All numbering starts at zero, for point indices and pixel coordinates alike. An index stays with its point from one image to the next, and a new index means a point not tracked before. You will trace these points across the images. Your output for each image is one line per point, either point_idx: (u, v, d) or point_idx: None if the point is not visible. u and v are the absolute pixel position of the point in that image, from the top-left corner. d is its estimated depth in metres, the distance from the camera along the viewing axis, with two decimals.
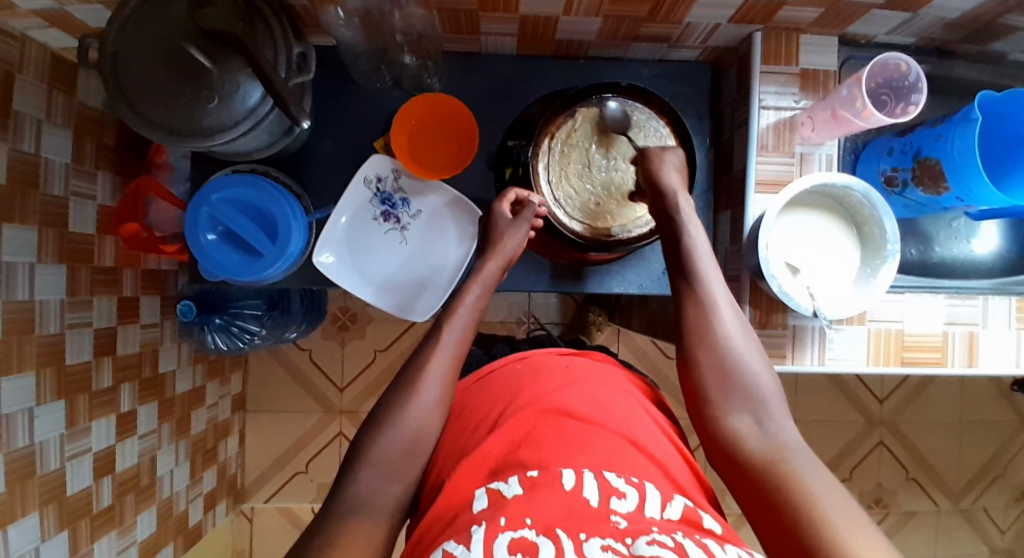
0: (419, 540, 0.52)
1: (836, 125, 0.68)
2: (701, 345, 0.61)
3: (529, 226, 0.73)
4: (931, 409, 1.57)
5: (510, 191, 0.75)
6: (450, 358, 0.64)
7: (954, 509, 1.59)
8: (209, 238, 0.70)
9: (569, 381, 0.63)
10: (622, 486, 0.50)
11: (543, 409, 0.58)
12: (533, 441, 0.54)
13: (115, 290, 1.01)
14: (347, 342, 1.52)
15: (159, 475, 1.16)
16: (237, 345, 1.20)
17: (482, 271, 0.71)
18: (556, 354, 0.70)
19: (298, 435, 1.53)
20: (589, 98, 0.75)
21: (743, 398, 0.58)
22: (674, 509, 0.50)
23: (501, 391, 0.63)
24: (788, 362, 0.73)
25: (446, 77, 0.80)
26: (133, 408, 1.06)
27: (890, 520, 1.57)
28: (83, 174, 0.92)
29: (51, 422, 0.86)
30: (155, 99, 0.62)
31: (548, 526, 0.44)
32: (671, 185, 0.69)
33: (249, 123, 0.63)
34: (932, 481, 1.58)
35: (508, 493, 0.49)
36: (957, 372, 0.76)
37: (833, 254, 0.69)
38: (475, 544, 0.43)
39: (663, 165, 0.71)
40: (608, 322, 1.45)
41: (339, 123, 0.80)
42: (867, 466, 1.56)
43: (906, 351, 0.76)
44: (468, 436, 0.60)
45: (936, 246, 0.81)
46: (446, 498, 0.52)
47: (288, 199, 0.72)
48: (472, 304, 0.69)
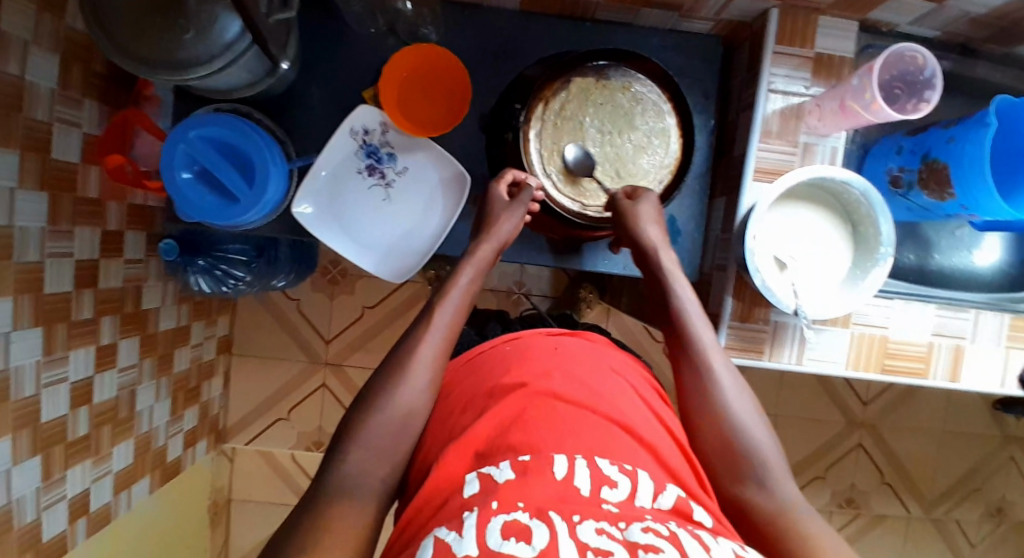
0: (404, 527, 0.51)
1: (843, 117, 0.65)
2: (703, 418, 0.59)
3: (526, 209, 0.69)
4: (914, 416, 1.56)
5: (507, 171, 0.71)
6: (440, 339, 0.63)
7: (926, 517, 1.59)
8: (185, 177, 0.68)
9: (559, 364, 0.61)
10: (614, 474, 0.48)
11: (532, 390, 0.56)
12: (522, 423, 0.52)
13: (99, 223, 1.00)
14: (336, 295, 1.52)
15: (138, 409, 1.17)
16: (220, 290, 1.19)
17: (476, 253, 0.68)
18: (547, 335, 0.69)
19: (282, 383, 1.54)
20: (587, 65, 0.71)
21: (747, 463, 0.55)
22: (667, 498, 0.48)
23: (490, 369, 0.62)
24: (763, 359, 0.71)
25: (444, 30, 0.77)
26: (113, 341, 1.06)
27: (859, 521, 1.58)
28: (69, 101, 0.90)
29: (27, 349, 0.86)
30: (130, 28, 0.59)
31: (540, 508, 0.42)
32: (652, 240, 0.68)
33: (226, 58, 0.60)
34: (908, 487, 1.58)
35: (499, 478, 0.47)
36: (937, 385, 0.74)
37: (825, 253, 0.66)
38: (467, 531, 0.41)
39: (640, 219, 0.68)
40: (599, 300, 1.43)
41: (328, 69, 0.77)
42: (844, 466, 1.56)
43: (888, 358, 0.74)
44: (456, 419, 0.58)
45: (936, 254, 0.79)
46: (433, 482, 0.51)
47: (270, 143, 0.70)
48: (465, 286, 0.67)
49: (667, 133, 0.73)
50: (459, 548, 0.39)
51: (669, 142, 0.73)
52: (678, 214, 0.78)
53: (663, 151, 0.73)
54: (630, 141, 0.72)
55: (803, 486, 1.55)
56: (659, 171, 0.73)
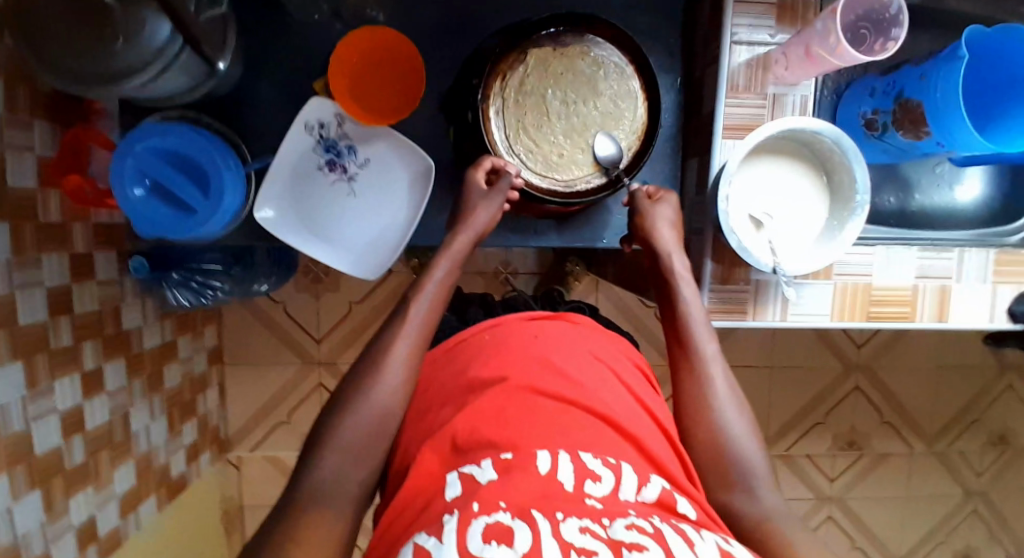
0: (386, 530, 0.50)
1: (810, 64, 0.63)
2: (697, 423, 0.59)
3: (504, 198, 0.67)
4: (910, 355, 1.57)
5: (486, 157, 0.68)
6: (417, 336, 0.61)
7: (928, 451, 1.62)
8: (138, 193, 0.65)
9: (542, 354, 0.60)
10: (598, 468, 0.47)
11: (511, 385, 0.55)
12: (501, 419, 0.52)
13: (65, 247, 0.97)
14: (322, 294, 1.50)
15: (134, 430, 1.16)
16: (200, 302, 1.16)
17: (451, 246, 0.66)
18: (528, 320, 0.68)
19: (279, 387, 1.53)
20: (542, 34, 0.68)
21: (736, 471, 0.56)
22: (651, 490, 0.48)
23: (469, 359, 0.62)
24: (748, 318, 0.70)
25: (392, 11, 0.73)
26: (98, 365, 1.05)
27: (863, 462, 1.60)
28: (19, 125, 0.86)
29: (10, 385, 0.84)
30: (60, 39, 0.55)
31: (522, 507, 0.42)
32: (668, 243, 0.69)
33: (160, 64, 0.57)
34: (909, 425, 1.60)
35: (481, 478, 0.46)
36: (926, 326, 0.74)
37: (801, 207, 0.64)
38: (448, 535, 0.39)
39: (656, 221, 0.70)
40: (586, 272, 1.42)
41: (276, 65, 0.74)
42: (843, 411, 1.57)
43: (874, 305, 0.73)
44: (433, 415, 0.58)
45: (917, 194, 0.78)
46: (414, 482, 0.51)
47: (222, 148, 0.67)
48: (440, 280, 0.65)
49: (634, 95, 0.70)
50: (439, 554, 0.38)
51: (636, 105, 0.70)
52: (652, 179, 0.76)
53: (631, 116, 0.70)
54: (597, 109, 0.69)
55: (805, 433, 1.57)
56: (628, 137, 0.70)
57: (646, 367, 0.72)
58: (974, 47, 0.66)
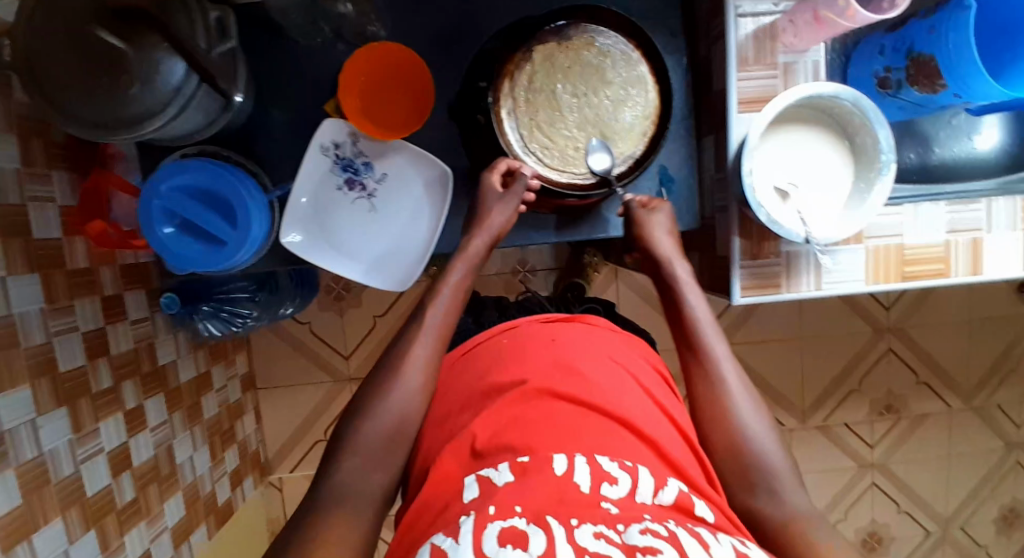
0: (408, 529, 0.54)
1: (819, 28, 0.62)
2: (713, 426, 0.61)
3: (520, 200, 0.67)
4: (940, 312, 1.55)
5: (501, 160, 0.69)
6: (434, 341, 0.62)
7: (966, 407, 1.60)
8: (167, 231, 0.67)
9: (557, 357, 0.64)
10: (614, 471, 0.50)
11: (530, 389, 0.59)
12: (519, 423, 0.56)
13: (96, 291, 0.99)
14: (345, 311, 1.51)
15: (179, 462, 1.18)
16: (231, 330, 1.19)
17: (467, 249, 0.67)
18: (541, 323, 0.73)
19: (312, 407, 1.55)
20: (546, 30, 0.68)
21: (758, 476, 0.57)
22: (668, 493, 0.50)
23: (489, 365, 0.66)
24: (783, 292, 0.70)
25: (393, 24, 0.74)
26: (139, 403, 1.07)
27: (901, 424, 1.58)
28: (36, 177, 0.88)
29: (56, 431, 0.86)
30: (80, 91, 0.56)
31: (538, 513, 0.45)
32: (666, 253, 0.70)
33: (178, 105, 0.58)
34: (945, 382, 1.58)
35: (498, 481, 0.50)
36: (960, 281, 0.73)
37: (827, 174, 0.64)
38: (464, 536, 0.43)
39: (653, 228, 0.71)
40: (604, 262, 1.42)
41: (284, 91, 0.74)
42: (877, 375, 1.56)
43: (907, 265, 0.72)
44: (454, 420, 0.62)
45: (936, 147, 0.77)
46: (434, 483, 0.55)
47: (242, 177, 0.68)
48: (456, 283, 0.66)
49: (643, 80, 0.70)
50: (455, 554, 0.41)
51: (647, 90, 0.70)
52: (669, 161, 0.76)
53: (643, 101, 0.70)
54: (608, 98, 0.69)
55: (840, 401, 1.55)
56: (642, 122, 0.70)
57: (663, 367, 0.75)
58: None
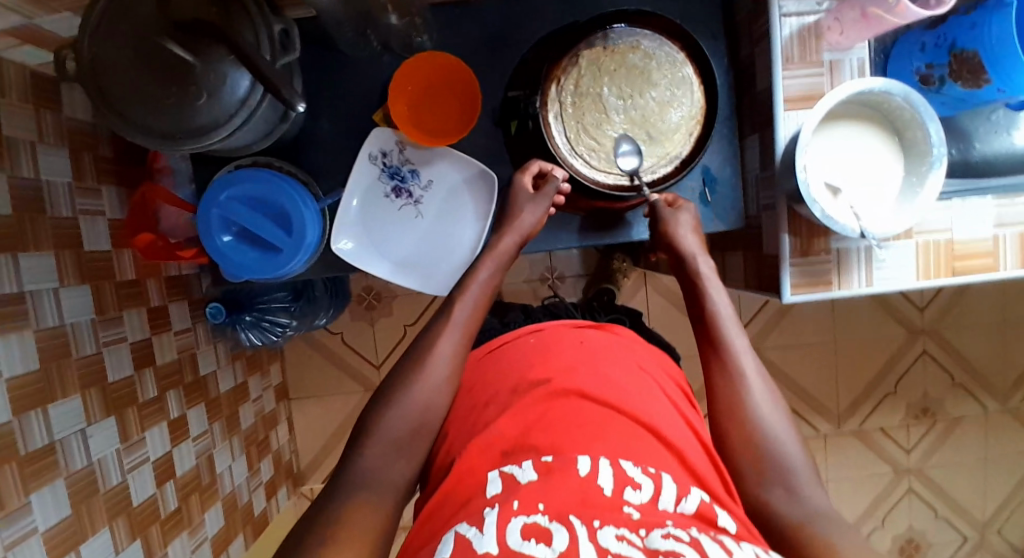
0: (427, 519, 0.55)
1: (865, 25, 0.63)
2: (729, 417, 0.59)
3: (550, 202, 0.69)
4: (974, 313, 1.53)
5: (532, 162, 0.71)
6: (460, 335, 0.63)
7: (1004, 409, 1.57)
8: (226, 240, 0.68)
9: (583, 361, 0.66)
10: (638, 476, 0.51)
11: (557, 388, 0.61)
12: (544, 425, 0.57)
13: (142, 302, 1.01)
14: (376, 321, 1.53)
15: (218, 472, 1.19)
16: (270, 339, 1.21)
17: (497, 246, 0.68)
18: (571, 326, 0.73)
19: (344, 417, 1.56)
20: (592, 34, 0.69)
21: (773, 471, 0.54)
22: (690, 502, 0.51)
23: (514, 363, 0.67)
24: (835, 289, 0.70)
25: (438, 35, 0.76)
26: (182, 412, 1.08)
27: (937, 428, 1.55)
28: (87, 191, 0.90)
29: (104, 440, 0.87)
30: (148, 105, 0.58)
31: (560, 513, 0.45)
32: (691, 248, 0.68)
33: (244, 114, 0.60)
34: (981, 384, 1.55)
35: (522, 478, 0.51)
36: (1010, 275, 0.72)
37: (879, 169, 0.64)
38: (488, 527, 0.44)
39: (678, 226, 0.69)
40: (633, 267, 1.43)
41: (333, 101, 0.76)
42: (912, 377, 1.53)
43: (957, 260, 0.72)
44: (479, 412, 0.63)
45: (977, 144, 0.75)
46: (457, 473, 0.55)
47: (296, 186, 0.70)
48: (484, 282, 0.67)
49: (689, 81, 0.70)
50: (480, 543, 0.43)
51: (693, 90, 0.71)
52: (711, 162, 0.76)
53: (688, 102, 0.71)
54: (654, 99, 0.70)
55: (875, 404, 1.53)
56: (688, 123, 0.71)
57: (686, 385, 0.74)
58: None
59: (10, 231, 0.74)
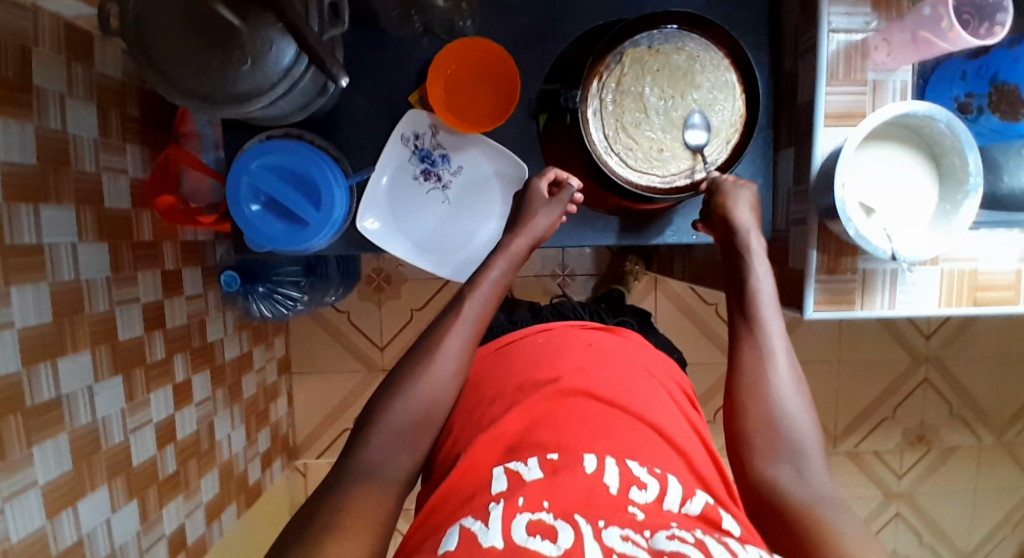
0: (431, 512, 0.54)
1: (915, 50, 0.64)
2: (748, 390, 0.57)
3: (564, 208, 0.72)
4: (978, 344, 1.53)
5: (547, 170, 0.74)
6: (470, 331, 0.63)
7: (998, 442, 1.58)
8: (253, 209, 0.68)
9: (592, 363, 0.66)
10: (643, 476, 0.51)
11: (563, 386, 0.61)
12: (551, 421, 0.57)
13: (157, 264, 1.01)
14: (383, 302, 1.52)
15: (217, 439, 1.19)
16: (280, 312, 1.21)
17: (509, 246, 0.68)
18: (578, 328, 0.74)
19: (343, 395, 1.56)
20: (638, 34, 0.69)
21: (784, 448, 0.54)
22: (695, 504, 0.51)
23: (522, 362, 0.67)
24: (857, 309, 0.70)
25: (480, 19, 0.75)
26: (187, 377, 1.08)
27: (931, 456, 1.56)
28: (111, 147, 0.90)
29: (110, 398, 0.87)
30: (191, 70, 0.58)
31: (565, 511, 0.46)
32: (749, 223, 0.66)
33: (286, 83, 0.59)
34: (978, 416, 1.56)
35: (528, 476, 0.51)
36: None
37: (909, 193, 0.64)
38: (493, 521, 0.45)
39: (737, 202, 0.67)
40: (645, 271, 1.42)
41: (369, 78, 0.76)
42: (911, 403, 1.54)
43: (979, 290, 0.72)
44: (484, 409, 0.63)
45: (1005, 177, 0.70)
46: (462, 471, 0.55)
47: (328, 161, 0.69)
48: (496, 278, 0.67)
49: (731, 86, 0.70)
50: (486, 538, 0.43)
51: (734, 97, 0.70)
52: (743, 173, 0.76)
53: (729, 109, 0.70)
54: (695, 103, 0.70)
55: (873, 427, 1.54)
56: (726, 131, 0.71)
57: (691, 390, 0.74)
58: None
59: (34, 182, 0.74)
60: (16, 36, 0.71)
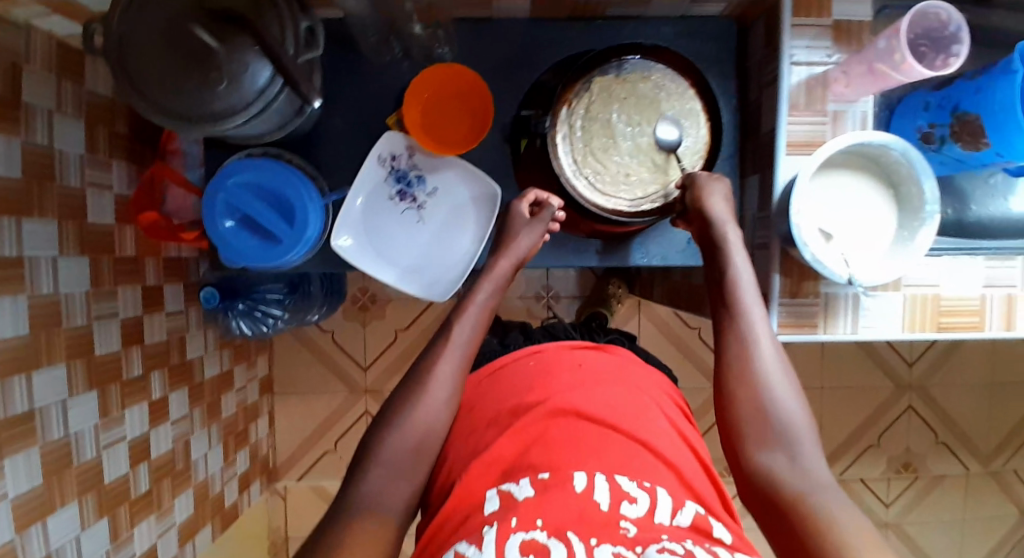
0: (431, 538, 0.57)
1: (873, 80, 0.65)
2: (738, 381, 0.59)
3: (545, 228, 0.73)
4: (961, 372, 1.54)
5: (530, 191, 0.75)
6: (460, 358, 0.64)
7: (984, 472, 1.57)
8: (228, 225, 0.70)
9: (582, 383, 0.65)
10: (634, 490, 0.53)
11: (551, 408, 0.61)
12: (543, 442, 0.57)
13: (138, 279, 1.01)
14: (368, 322, 1.53)
15: (193, 458, 1.18)
16: (260, 330, 1.21)
17: (493, 270, 0.70)
18: (568, 348, 0.73)
19: (325, 416, 1.55)
20: (606, 63, 0.71)
21: (777, 436, 0.55)
22: (685, 515, 0.53)
23: (513, 385, 0.67)
24: (820, 332, 0.71)
25: (457, 47, 0.78)
26: (164, 394, 1.08)
27: (917, 485, 1.55)
28: (97, 164, 0.92)
29: (84, 413, 0.87)
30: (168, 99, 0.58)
31: (558, 528, 0.48)
32: (722, 215, 0.67)
33: (261, 103, 0.61)
34: (964, 444, 1.56)
35: (519, 495, 0.52)
36: (994, 336, 0.74)
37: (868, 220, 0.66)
38: (487, 545, 0.47)
39: (711, 194, 0.68)
40: (629, 294, 1.44)
41: (349, 101, 0.78)
42: (896, 431, 1.54)
43: (943, 316, 0.73)
44: (478, 435, 0.63)
45: (973, 205, 0.77)
46: (457, 497, 0.56)
47: (304, 181, 0.71)
48: (482, 302, 0.69)
49: (695, 114, 0.72)
50: None
51: (699, 125, 0.73)
52: None
53: (694, 135, 0.72)
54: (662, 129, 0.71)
55: (858, 454, 1.53)
56: (692, 157, 0.73)
57: (684, 403, 0.74)
58: None
59: (16, 197, 0.75)
60: (6, 55, 0.73)
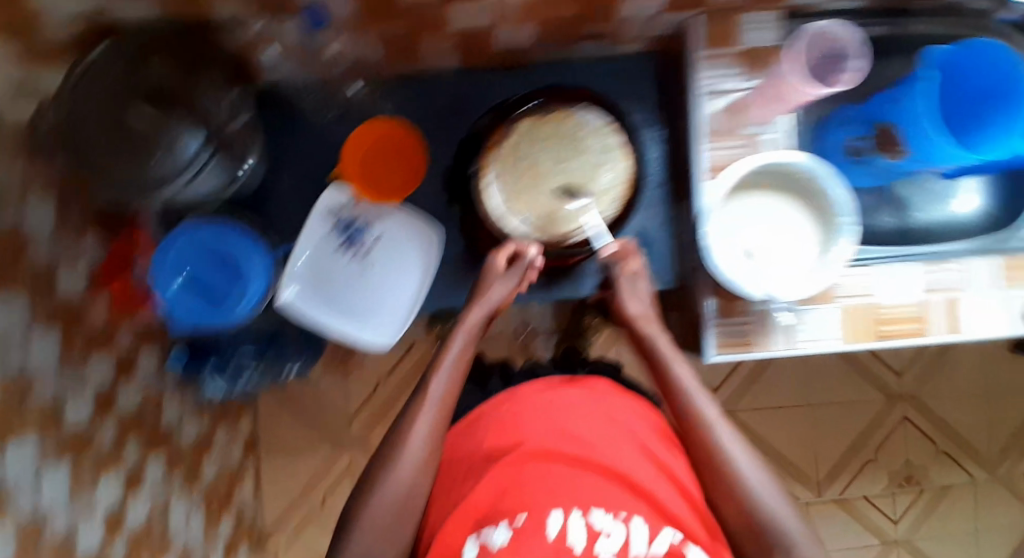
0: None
1: (779, 102, 0.68)
2: (713, 485, 0.62)
3: (523, 272, 0.69)
4: (951, 375, 1.51)
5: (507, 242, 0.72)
6: (435, 415, 0.63)
7: (992, 478, 1.52)
8: (173, 287, 0.72)
9: (547, 423, 0.68)
10: (608, 525, 0.58)
11: (522, 453, 0.65)
12: (513, 491, 0.62)
13: (110, 347, 0.95)
14: (349, 374, 1.55)
15: (175, 529, 1.14)
16: (236, 386, 1.27)
17: (465, 319, 0.69)
18: (546, 387, 0.73)
19: (312, 474, 1.55)
20: (526, 108, 0.76)
21: (768, 541, 0.58)
22: (661, 542, 0.58)
23: (485, 428, 0.70)
24: (753, 350, 0.72)
25: (393, 103, 0.83)
26: (139, 461, 1.01)
27: (924, 498, 1.51)
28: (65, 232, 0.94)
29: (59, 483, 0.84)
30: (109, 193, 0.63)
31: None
32: (637, 314, 0.70)
33: (193, 170, 0.66)
34: (964, 452, 1.52)
35: (495, 542, 0.58)
36: (938, 338, 0.74)
37: (793, 241, 0.69)
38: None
39: (627, 295, 0.70)
40: (604, 326, 1.45)
41: (295, 160, 0.83)
42: (892, 445, 1.50)
43: (883, 323, 0.73)
44: (455, 486, 0.67)
45: (913, 212, 0.81)
46: (436, 551, 0.61)
47: (245, 239, 0.74)
48: (457, 354, 0.67)
49: (615, 148, 0.75)
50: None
51: (617, 157, 0.75)
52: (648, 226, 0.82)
53: (615, 167, 0.75)
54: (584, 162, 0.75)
55: (857, 473, 1.49)
56: (614, 189, 0.75)
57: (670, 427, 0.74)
58: (941, 64, 0.70)
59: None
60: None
